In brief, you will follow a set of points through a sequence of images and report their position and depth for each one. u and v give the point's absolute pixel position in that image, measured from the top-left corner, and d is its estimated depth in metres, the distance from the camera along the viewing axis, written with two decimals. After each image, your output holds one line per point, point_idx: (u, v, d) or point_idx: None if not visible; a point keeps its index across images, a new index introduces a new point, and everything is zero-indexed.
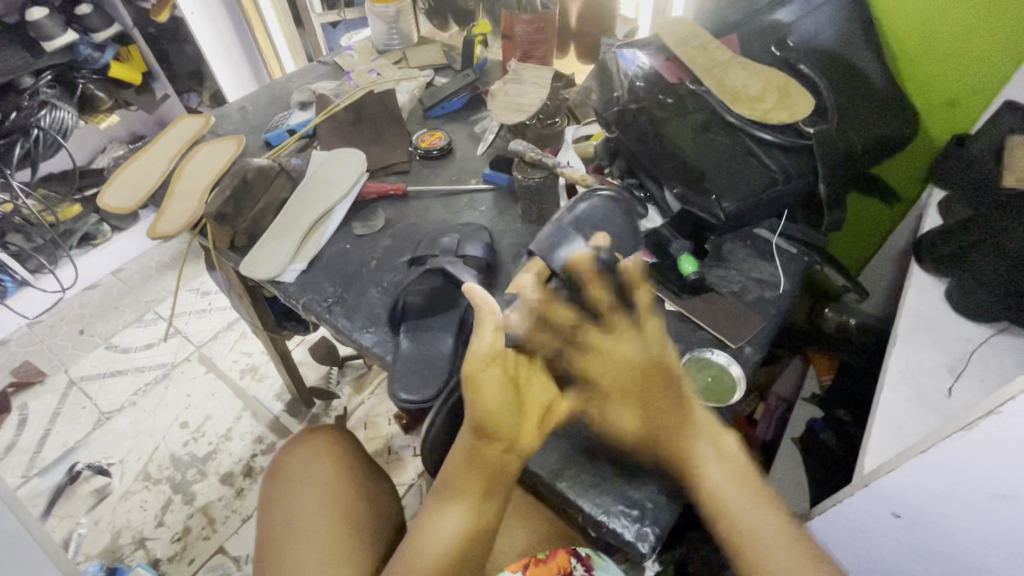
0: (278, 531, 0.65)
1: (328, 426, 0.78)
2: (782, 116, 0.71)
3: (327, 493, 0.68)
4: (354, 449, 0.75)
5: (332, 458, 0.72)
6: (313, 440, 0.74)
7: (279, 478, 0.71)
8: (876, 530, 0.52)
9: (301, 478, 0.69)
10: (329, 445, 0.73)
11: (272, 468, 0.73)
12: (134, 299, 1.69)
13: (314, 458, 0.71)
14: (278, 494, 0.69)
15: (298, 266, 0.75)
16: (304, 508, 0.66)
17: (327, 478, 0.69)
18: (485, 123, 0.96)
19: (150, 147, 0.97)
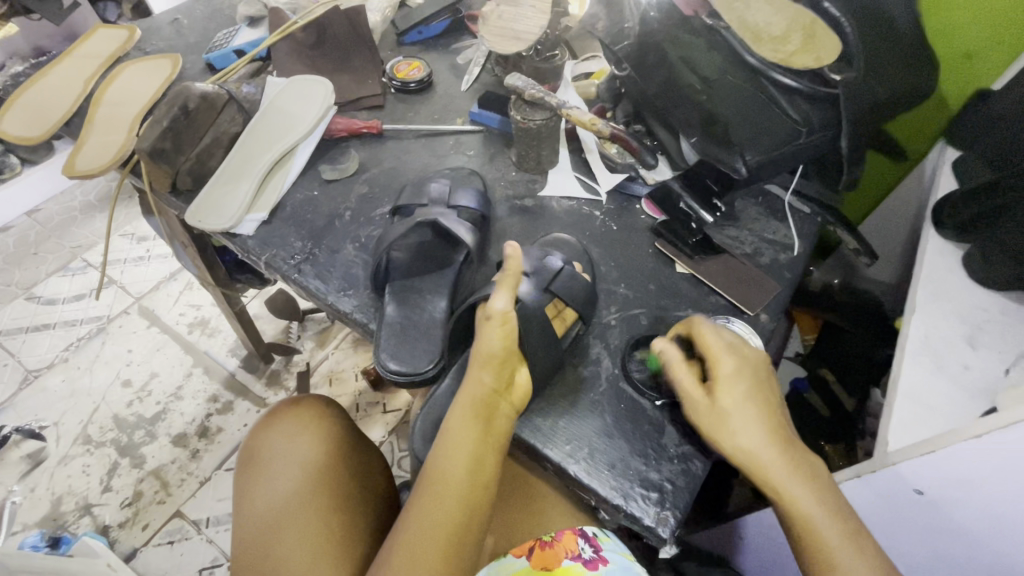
0: (261, 525, 0.58)
1: (312, 396, 0.69)
2: (809, 61, 0.61)
3: (312, 484, 0.60)
4: (344, 424, 0.67)
5: (314, 438, 0.64)
6: (294, 416, 0.65)
7: (255, 465, 0.63)
8: (894, 506, 0.50)
9: (282, 467, 0.61)
10: (308, 423, 0.65)
11: (248, 450, 0.64)
12: (56, 245, 1.49)
13: (297, 442, 0.63)
14: (254, 484, 0.61)
15: (257, 217, 0.64)
16: (285, 505, 0.59)
17: (309, 460, 0.62)
18: (469, 53, 0.84)
19: (58, 63, 0.79)
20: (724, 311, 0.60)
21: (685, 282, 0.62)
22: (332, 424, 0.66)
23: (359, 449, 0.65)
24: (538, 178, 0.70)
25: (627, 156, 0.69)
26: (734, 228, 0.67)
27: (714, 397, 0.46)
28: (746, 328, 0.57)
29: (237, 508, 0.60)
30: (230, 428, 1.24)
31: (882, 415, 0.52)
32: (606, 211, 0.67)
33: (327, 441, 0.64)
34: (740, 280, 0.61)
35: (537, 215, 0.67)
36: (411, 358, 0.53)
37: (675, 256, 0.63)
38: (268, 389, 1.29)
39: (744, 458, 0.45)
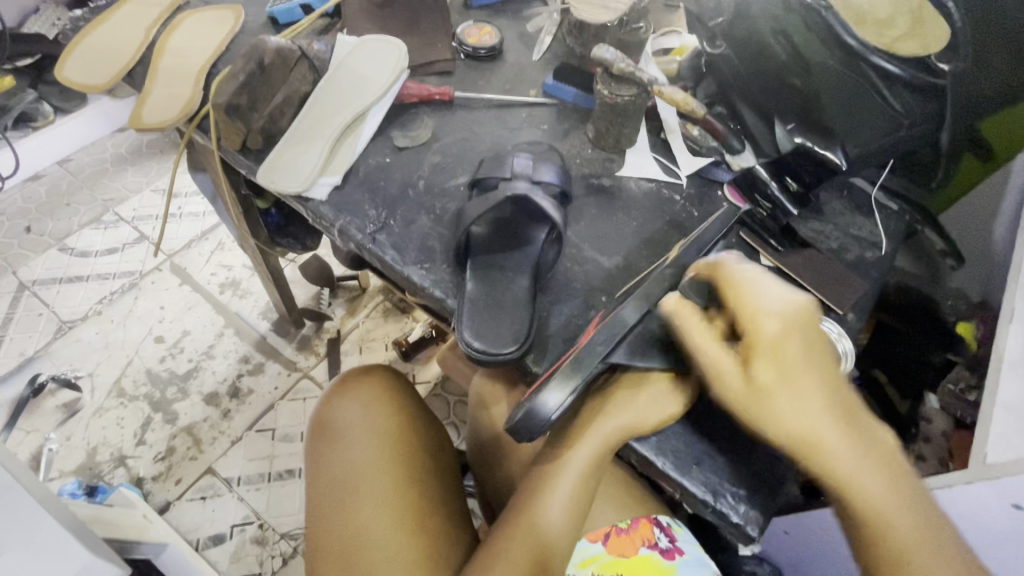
0: (338, 490, 0.60)
1: (379, 367, 0.71)
2: (912, 46, 0.58)
3: (387, 455, 0.62)
4: (410, 398, 0.70)
5: (388, 409, 0.66)
6: (365, 388, 0.68)
7: (329, 435, 0.65)
8: (988, 515, 0.51)
9: (357, 436, 0.63)
10: (383, 394, 0.67)
11: (321, 421, 0.66)
12: (87, 197, 1.48)
13: (372, 411, 0.65)
14: (331, 450, 0.63)
15: (329, 181, 0.62)
16: (361, 473, 0.61)
17: (384, 431, 0.64)
18: (540, 20, 0.80)
19: (117, 8, 0.76)
20: (811, 308, 0.58)
21: (769, 275, 0.60)
22: (401, 397, 0.68)
23: (429, 425, 0.68)
24: (615, 158, 0.67)
25: (711, 139, 0.67)
26: (819, 222, 0.64)
27: (754, 373, 0.43)
28: (836, 330, 0.55)
29: (313, 471, 0.63)
30: (261, 389, 1.24)
31: (976, 424, 0.52)
32: (686, 196, 0.65)
33: (400, 413, 0.66)
34: (827, 276, 0.59)
35: (615, 195, 0.64)
36: (495, 336, 0.51)
37: (759, 248, 0.60)
38: (299, 353, 1.29)
39: (798, 437, 0.42)
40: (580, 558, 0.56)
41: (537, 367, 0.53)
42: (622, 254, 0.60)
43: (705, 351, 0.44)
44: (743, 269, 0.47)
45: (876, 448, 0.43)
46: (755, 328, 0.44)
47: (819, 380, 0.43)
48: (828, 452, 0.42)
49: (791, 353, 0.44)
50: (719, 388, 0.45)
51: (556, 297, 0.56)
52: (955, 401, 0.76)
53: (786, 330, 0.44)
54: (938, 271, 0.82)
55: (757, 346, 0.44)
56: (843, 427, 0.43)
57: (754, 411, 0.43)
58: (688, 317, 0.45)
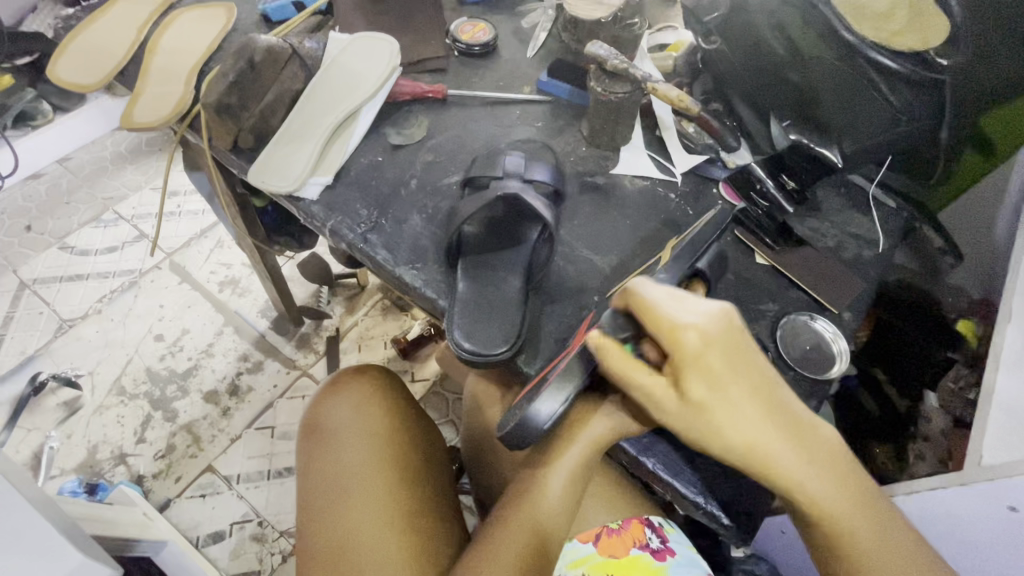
0: (329, 490, 0.60)
1: (370, 367, 0.71)
2: (913, 42, 0.56)
3: (379, 455, 0.62)
4: (402, 398, 0.70)
5: (379, 409, 0.66)
6: (355, 388, 0.68)
7: (320, 435, 0.65)
8: (985, 517, 0.50)
9: (348, 436, 0.63)
10: (375, 394, 0.67)
11: (313, 423, 0.66)
12: (87, 195, 1.48)
13: (363, 411, 0.66)
14: (322, 450, 0.63)
15: (321, 180, 0.62)
16: (353, 473, 0.61)
17: (375, 430, 0.64)
18: (535, 16, 0.79)
19: (109, 6, 0.76)
20: (807, 307, 0.58)
21: (764, 274, 0.59)
22: (393, 397, 0.68)
23: (422, 424, 0.68)
24: (610, 155, 0.67)
25: (706, 137, 0.67)
26: (816, 219, 0.64)
27: (689, 396, 0.42)
28: (831, 329, 0.56)
29: (304, 472, 0.63)
30: (260, 387, 1.24)
31: (974, 425, 0.51)
32: (682, 194, 0.64)
33: (393, 412, 0.66)
34: (823, 275, 0.59)
35: (609, 193, 0.64)
36: (485, 337, 0.51)
37: (755, 247, 0.60)
38: (298, 351, 1.29)
39: (743, 451, 0.42)
40: (571, 559, 0.56)
41: (529, 366, 0.52)
42: (617, 253, 0.59)
43: (631, 379, 0.43)
44: (651, 290, 0.44)
45: (819, 446, 0.43)
46: (677, 349, 0.42)
47: (754, 391, 0.42)
48: (774, 462, 0.42)
49: (721, 367, 0.42)
50: (656, 410, 0.43)
51: (548, 297, 0.56)
52: (954, 399, 0.76)
53: (708, 344, 0.42)
54: (939, 269, 0.80)
55: (688, 369, 0.42)
56: (784, 433, 0.42)
57: (696, 431, 0.42)
58: (611, 347, 0.43)
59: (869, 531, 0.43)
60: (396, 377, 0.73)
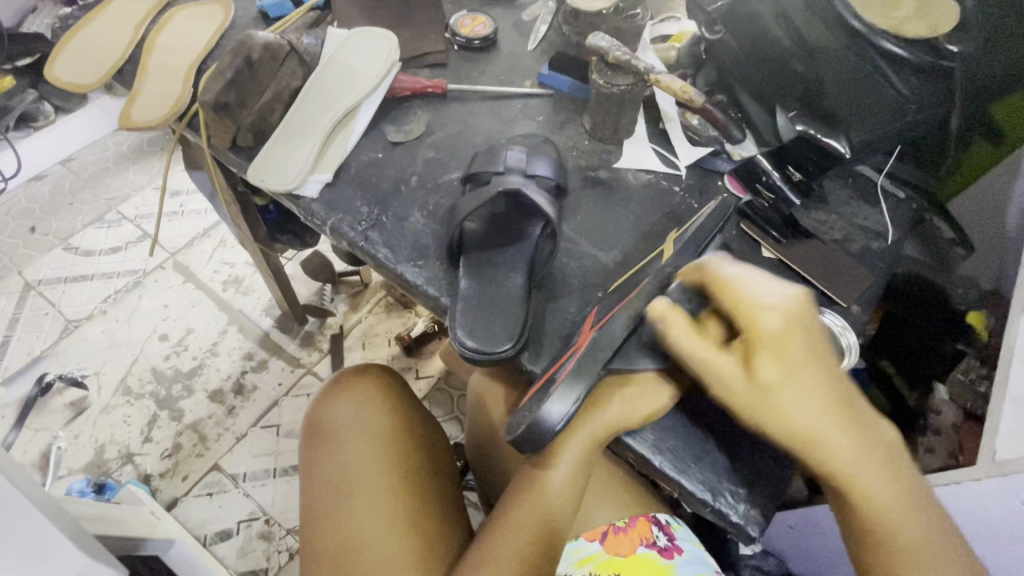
0: (332, 491, 0.60)
1: (373, 366, 0.71)
2: (920, 28, 0.55)
3: (382, 454, 0.62)
4: (403, 396, 0.69)
5: (382, 408, 0.66)
6: (357, 387, 0.67)
7: (323, 435, 0.65)
8: (998, 512, 0.50)
9: (350, 436, 0.63)
10: (377, 392, 0.67)
11: (316, 424, 0.66)
12: (90, 196, 1.48)
13: (365, 410, 0.65)
14: (325, 450, 0.63)
15: (321, 178, 0.61)
16: (355, 473, 0.60)
17: (378, 430, 0.64)
18: (535, 9, 0.77)
19: (106, 5, 0.75)
20: (814, 301, 0.57)
21: (771, 268, 0.58)
22: (395, 396, 0.68)
23: (423, 422, 0.68)
24: (613, 149, 0.66)
25: (711, 129, 0.66)
26: (823, 211, 0.63)
27: (755, 374, 0.42)
28: (840, 323, 0.54)
29: (308, 472, 0.63)
30: (265, 386, 1.24)
31: (986, 418, 0.51)
32: (686, 187, 0.63)
33: (394, 411, 0.66)
34: (831, 268, 0.58)
35: (612, 188, 0.63)
36: (487, 334, 0.50)
37: (760, 240, 0.60)
38: (302, 349, 1.29)
39: (803, 437, 0.41)
40: (577, 558, 0.56)
41: (532, 364, 0.52)
42: (621, 249, 0.58)
43: (697, 355, 0.43)
44: (729, 268, 0.45)
45: (874, 439, 0.43)
46: (755, 327, 0.42)
47: (823, 377, 0.42)
48: (831, 453, 0.41)
49: (795, 350, 0.42)
50: (720, 390, 0.43)
51: (552, 294, 0.55)
52: (964, 391, 0.74)
53: (786, 325, 0.42)
54: (948, 259, 0.80)
55: (761, 349, 0.42)
56: (845, 422, 0.42)
57: (758, 411, 0.42)
58: (680, 326, 0.43)
59: (913, 530, 0.42)
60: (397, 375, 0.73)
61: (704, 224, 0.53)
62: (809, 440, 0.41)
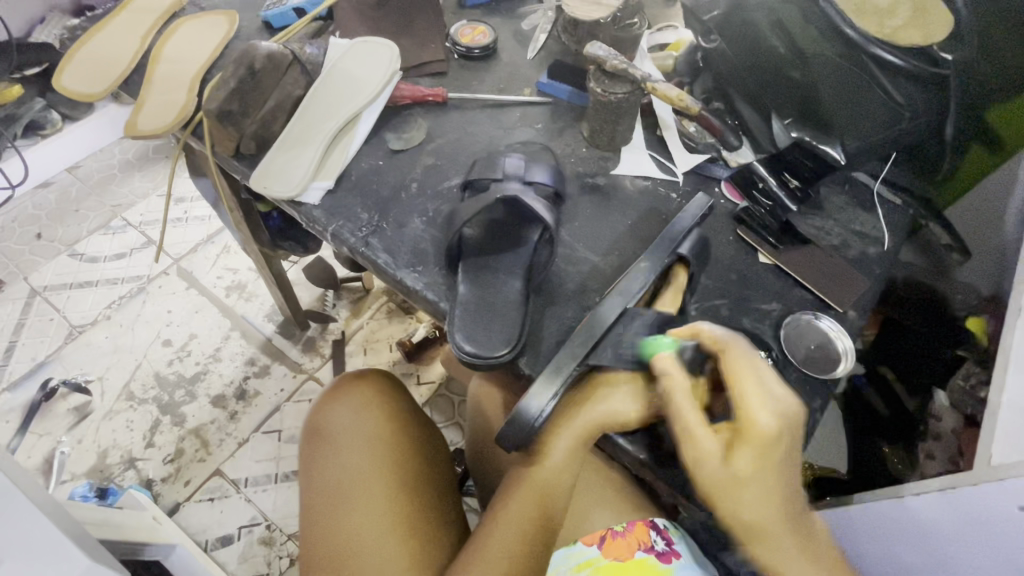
0: (330, 494, 0.61)
1: (370, 372, 0.72)
2: (914, 37, 0.55)
3: (378, 458, 0.62)
4: (401, 401, 0.70)
5: (378, 413, 0.66)
6: (355, 394, 0.68)
7: (320, 441, 0.65)
8: (997, 520, 0.49)
9: (347, 441, 0.64)
10: (374, 398, 0.68)
11: (314, 430, 0.67)
12: (96, 202, 1.50)
13: (364, 414, 0.66)
14: (323, 456, 0.64)
15: (322, 185, 0.62)
16: (352, 478, 0.61)
17: (374, 434, 0.65)
18: (535, 18, 0.79)
19: (114, 16, 0.77)
20: (810, 306, 0.57)
21: (768, 273, 0.59)
22: (394, 400, 0.69)
23: (421, 426, 0.69)
24: (611, 156, 0.66)
25: (708, 136, 0.67)
26: (819, 217, 0.63)
27: (734, 462, 0.43)
28: (836, 328, 0.55)
29: (305, 477, 0.64)
30: (267, 391, 1.25)
31: (984, 425, 0.51)
32: (683, 193, 0.64)
33: (393, 415, 0.67)
34: (827, 273, 0.59)
35: (610, 194, 0.63)
36: (484, 337, 0.51)
37: (757, 246, 0.60)
38: (304, 355, 1.29)
39: (749, 527, 0.44)
40: (574, 562, 0.56)
41: (530, 369, 0.52)
42: (618, 255, 0.59)
43: (690, 432, 0.44)
44: (746, 354, 0.46)
45: (808, 537, 0.46)
46: (752, 424, 0.43)
47: (779, 483, 0.43)
48: (772, 542, 0.44)
49: (777, 451, 0.43)
50: (693, 466, 0.44)
51: (549, 300, 0.56)
52: (965, 397, 0.72)
53: (780, 430, 0.43)
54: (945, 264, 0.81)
55: (747, 444, 0.43)
56: (789, 523, 0.44)
57: (719, 502, 0.43)
58: (680, 390, 0.44)
59: None
60: (394, 380, 0.74)
61: (679, 223, 0.54)
62: (761, 531, 0.44)
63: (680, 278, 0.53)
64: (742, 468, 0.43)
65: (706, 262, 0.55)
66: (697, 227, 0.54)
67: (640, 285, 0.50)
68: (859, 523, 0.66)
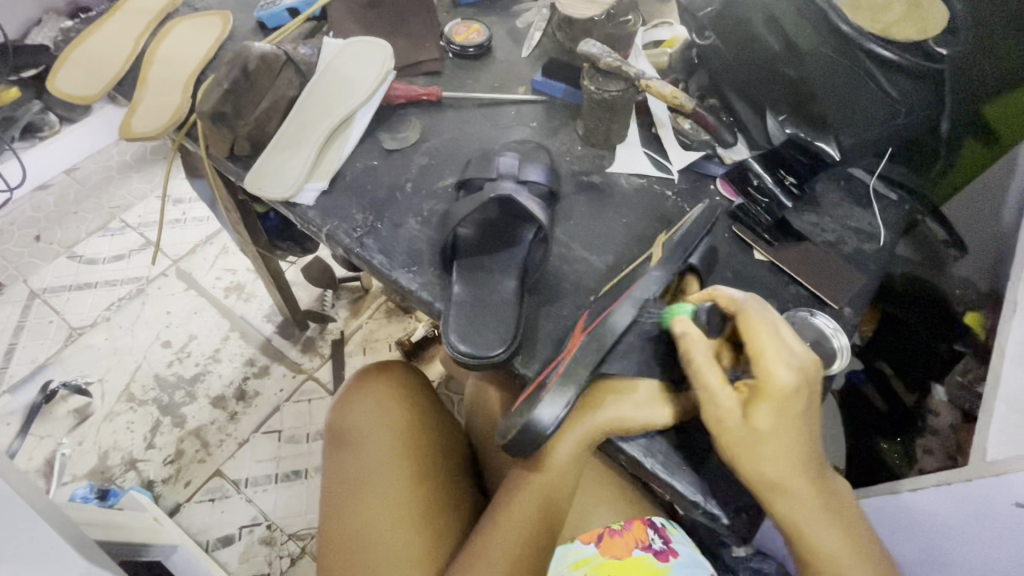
0: (348, 484, 0.61)
1: (394, 364, 0.71)
2: (908, 31, 0.56)
3: (397, 451, 0.62)
4: (422, 395, 0.69)
5: (398, 406, 0.66)
6: (377, 386, 0.68)
7: (341, 432, 0.66)
8: (993, 517, 0.49)
9: (367, 433, 0.64)
10: (394, 391, 0.68)
11: (332, 426, 0.67)
12: (94, 204, 1.50)
13: (381, 410, 0.66)
14: (344, 446, 0.64)
15: (316, 186, 0.62)
16: (371, 469, 0.61)
17: (395, 426, 0.64)
18: (529, 16, 0.78)
19: (108, 17, 0.77)
20: (806, 303, 0.57)
21: (764, 271, 0.59)
22: (411, 395, 0.68)
23: (439, 422, 0.68)
24: (605, 154, 0.66)
25: (703, 133, 0.66)
26: (815, 214, 0.63)
27: (754, 418, 0.42)
28: (832, 325, 0.55)
29: (326, 467, 0.64)
30: (267, 392, 1.25)
31: (980, 420, 0.52)
32: (678, 191, 0.64)
33: (409, 411, 0.66)
34: (823, 270, 0.58)
35: (605, 193, 0.63)
36: (480, 338, 0.51)
37: (753, 243, 0.60)
38: (304, 355, 1.29)
39: (769, 484, 0.43)
40: (572, 560, 0.56)
41: (525, 368, 0.52)
42: (613, 253, 0.59)
43: (709, 389, 0.43)
44: (767, 315, 0.44)
45: (832, 497, 0.45)
46: (774, 382, 0.42)
47: (801, 440, 0.43)
48: (796, 499, 0.43)
49: (796, 406, 0.42)
50: (714, 424, 0.43)
51: (544, 299, 0.56)
52: (963, 393, 0.75)
53: (799, 387, 0.42)
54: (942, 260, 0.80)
55: (769, 403, 0.42)
56: (811, 482, 0.44)
57: (740, 454, 0.43)
58: (699, 350, 0.44)
59: None
60: (420, 373, 0.73)
61: (691, 229, 0.53)
62: (779, 491, 0.43)
63: (688, 288, 0.52)
64: (760, 427, 0.42)
65: (712, 270, 0.55)
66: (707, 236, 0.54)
67: (656, 291, 0.47)
68: None
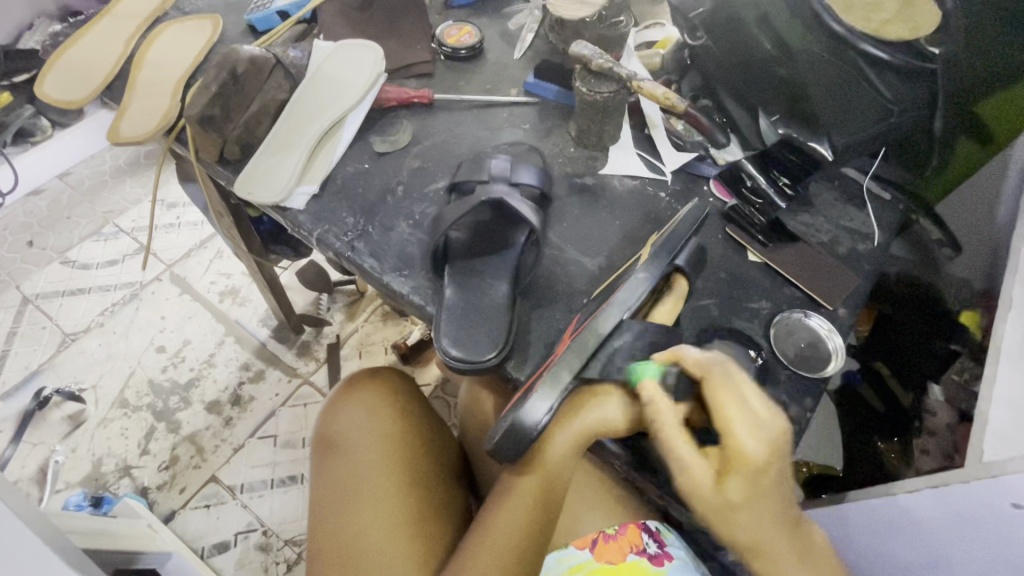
0: (339, 493, 0.60)
1: (385, 371, 0.71)
2: (902, 30, 0.56)
3: (388, 458, 0.62)
4: (414, 401, 0.69)
5: (389, 413, 0.66)
6: (367, 393, 0.68)
7: (332, 440, 0.65)
8: (989, 519, 0.49)
9: (359, 440, 0.64)
10: (384, 398, 0.67)
11: (325, 433, 0.67)
12: (87, 209, 1.49)
13: (374, 417, 0.65)
14: (335, 454, 0.64)
15: (307, 189, 0.61)
16: (362, 477, 0.61)
17: (386, 433, 0.64)
18: (522, 18, 0.78)
19: (97, 21, 0.76)
20: (800, 304, 0.57)
21: (758, 272, 0.58)
22: (405, 402, 0.68)
23: (432, 428, 0.68)
24: (598, 155, 0.66)
25: (696, 133, 0.66)
26: (810, 214, 0.63)
27: (725, 490, 0.42)
28: (825, 325, 0.55)
29: (317, 477, 0.64)
30: (262, 397, 1.24)
31: (975, 421, 0.52)
32: (672, 192, 0.63)
33: (402, 417, 0.66)
34: (816, 270, 0.58)
35: (598, 195, 0.63)
36: (473, 343, 0.50)
37: (748, 244, 0.60)
38: (299, 359, 1.28)
39: (747, 544, 0.43)
40: (566, 566, 0.56)
41: (517, 372, 0.51)
42: (606, 255, 0.58)
43: (680, 462, 0.43)
44: (731, 380, 0.44)
45: (810, 550, 0.46)
46: (744, 455, 0.42)
47: (773, 502, 0.43)
48: (771, 556, 0.44)
49: (767, 475, 0.42)
50: (686, 493, 0.43)
51: (537, 302, 0.55)
52: (959, 392, 0.72)
53: (769, 455, 0.42)
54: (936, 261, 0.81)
55: (741, 474, 0.42)
56: (786, 537, 0.44)
57: (714, 522, 0.43)
58: (666, 421, 0.43)
59: None
60: (409, 379, 0.73)
61: (678, 229, 0.53)
62: (756, 549, 0.44)
63: (675, 290, 0.52)
64: (730, 497, 0.42)
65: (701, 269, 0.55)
66: (695, 237, 0.54)
67: (639, 294, 0.48)
68: (855, 521, 0.66)
